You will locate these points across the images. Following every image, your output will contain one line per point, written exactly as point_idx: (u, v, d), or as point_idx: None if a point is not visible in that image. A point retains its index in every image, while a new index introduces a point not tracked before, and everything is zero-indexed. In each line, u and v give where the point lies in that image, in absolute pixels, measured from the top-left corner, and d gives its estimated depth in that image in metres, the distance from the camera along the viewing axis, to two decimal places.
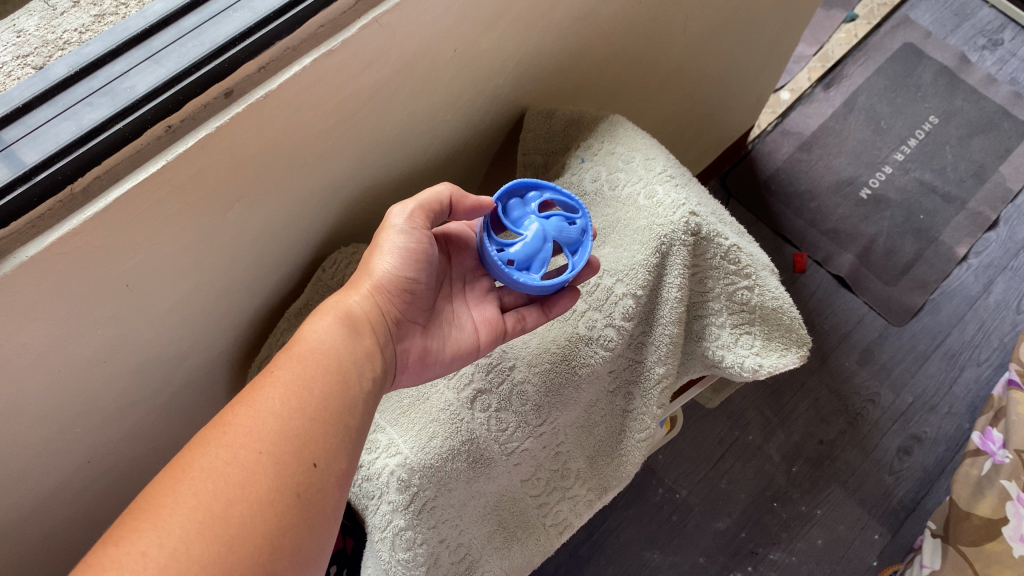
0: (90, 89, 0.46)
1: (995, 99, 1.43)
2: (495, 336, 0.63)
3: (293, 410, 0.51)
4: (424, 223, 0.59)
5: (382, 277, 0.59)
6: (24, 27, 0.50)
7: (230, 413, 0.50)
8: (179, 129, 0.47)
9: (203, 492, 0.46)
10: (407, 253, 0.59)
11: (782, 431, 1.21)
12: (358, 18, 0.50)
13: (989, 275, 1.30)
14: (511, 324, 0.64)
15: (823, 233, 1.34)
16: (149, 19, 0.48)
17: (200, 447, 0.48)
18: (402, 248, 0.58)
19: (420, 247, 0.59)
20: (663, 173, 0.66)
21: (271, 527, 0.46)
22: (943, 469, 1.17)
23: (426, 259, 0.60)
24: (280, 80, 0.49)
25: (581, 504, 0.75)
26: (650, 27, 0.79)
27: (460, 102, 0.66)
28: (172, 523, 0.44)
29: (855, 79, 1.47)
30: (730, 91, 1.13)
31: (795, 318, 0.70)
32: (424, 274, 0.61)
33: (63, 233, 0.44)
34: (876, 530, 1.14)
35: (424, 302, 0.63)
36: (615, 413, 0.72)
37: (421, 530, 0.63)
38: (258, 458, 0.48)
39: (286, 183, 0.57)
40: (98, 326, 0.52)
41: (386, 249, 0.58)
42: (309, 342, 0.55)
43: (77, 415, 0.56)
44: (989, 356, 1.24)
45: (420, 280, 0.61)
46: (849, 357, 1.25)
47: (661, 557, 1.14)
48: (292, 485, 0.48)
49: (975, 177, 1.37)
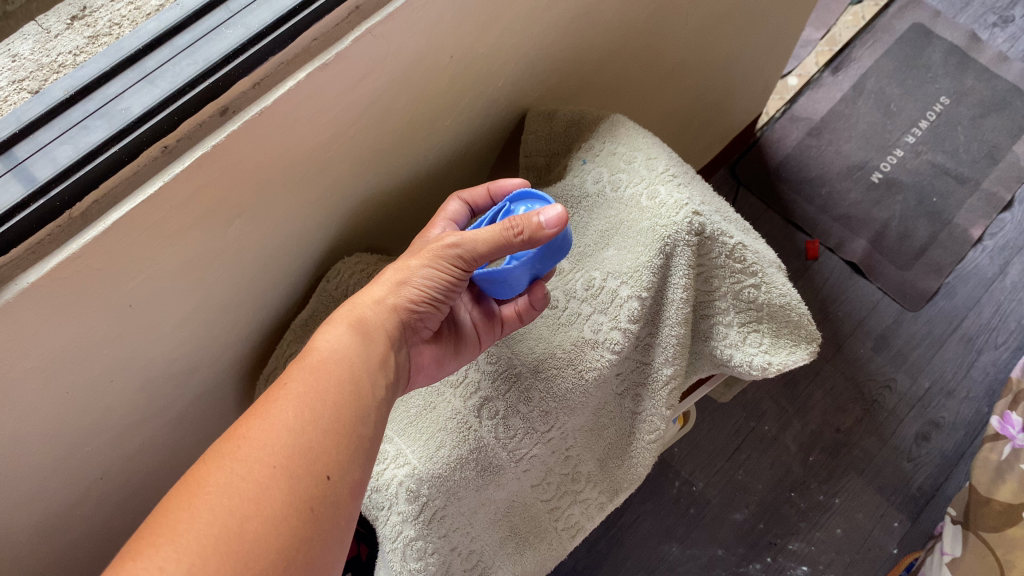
0: (86, 111, 0.45)
1: (1007, 77, 1.40)
2: (496, 331, 0.64)
3: (306, 422, 0.50)
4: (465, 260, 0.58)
5: (405, 291, 0.58)
6: (18, 51, 0.50)
7: (244, 426, 0.50)
8: (175, 148, 0.47)
9: (217, 507, 0.45)
10: (439, 278, 0.58)
11: (797, 421, 1.20)
12: (350, 31, 0.50)
13: (1005, 256, 1.27)
14: (509, 317, 0.64)
15: (834, 219, 1.33)
16: (143, 38, 0.48)
17: (215, 462, 0.48)
18: (436, 275, 0.58)
19: (453, 275, 0.58)
20: (665, 172, 0.65)
21: (285, 540, 0.46)
22: (962, 454, 1.15)
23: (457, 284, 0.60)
24: (274, 97, 0.48)
25: (592, 507, 0.75)
26: (650, 22, 0.78)
27: (460, 107, 0.66)
28: (186, 539, 0.44)
29: (864, 62, 1.45)
30: (736, 79, 1.11)
31: (804, 315, 0.69)
32: (450, 293, 0.60)
33: (64, 258, 0.44)
34: (896, 517, 1.13)
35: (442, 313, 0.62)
36: (625, 415, 0.72)
37: (432, 539, 0.63)
38: (271, 471, 0.47)
39: (288, 197, 0.57)
40: (104, 345, 0.52)
41: (421, 269, 0.58)
42: (322, 353, 0.55)
43: (87, 433, 0.56)
44: (1007, 338, 1.21)
45: (444, 297, 0.60)
46: (864, 344, 1.24)
47: (679, 550, 1.14)
48: (305, 498, 0.48)
49: (988, 157, 1.34)
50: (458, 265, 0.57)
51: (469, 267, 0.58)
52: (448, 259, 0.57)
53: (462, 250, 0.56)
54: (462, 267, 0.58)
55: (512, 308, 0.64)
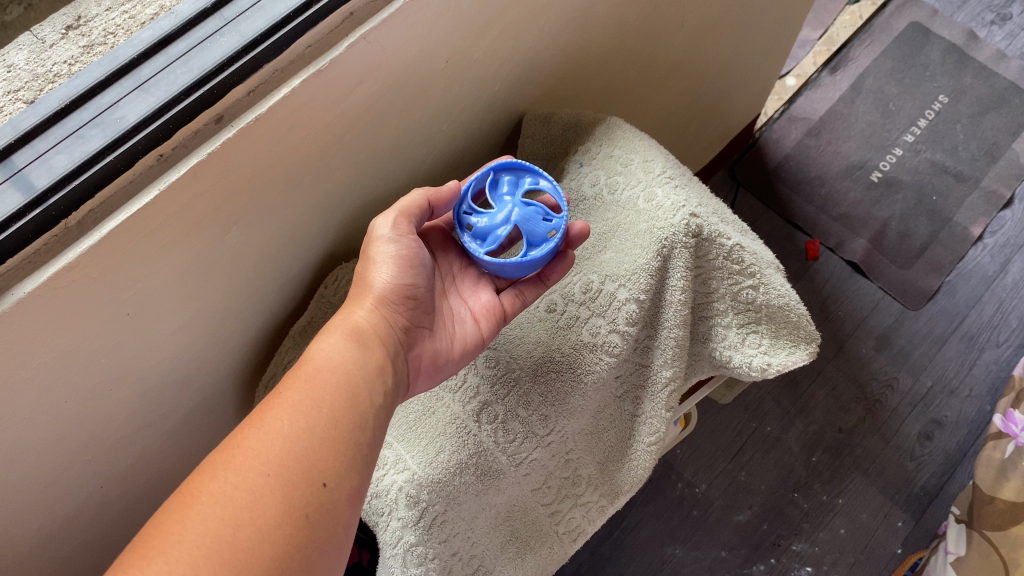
0: (82, 120, 0.45)
1: (1005, 74, 1.40)
2: (499, 320, 0.63)
3: (301, 430, 0.50)
4: (410, 229, 0.59)
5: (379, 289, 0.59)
6: (13, 62, 0.50)
7: (239, 436, 0.50)
8: (171, 157, 0.47)
9: (211, 517, 0.45)
10: (401, 259, 0.59)
11: (800, 421, 1.19)
12: (344, 37, 0.50)
13: (1005, 254, 1.27)
14: (509, 303, 0.64)
15: (834, 218, 1.32)
16: (137, 47, 0.48)
17: (210, 472, 0.48)
18: (395, 256, 0.59)
19: (411, 252, 0.59)
20: (662, 174, 0.65)
21: (279, 549, 0.45)
22: (965, 452, 1.15)
23: (419, 262, 0.60)
24: (268, 105, 0.48)
25: (593, 511, 0.75)
26: (647, 24, 0.78)
27: (456, 112, 0.66)
28: (179, 551, 0.44)
29: (862, 61, 1.45)
30: (734, 79, 1.11)
31: (802, 315, 0.69)
32: (419, 279, 0.61)
33: (61, 267, 0.44)
34: (900, 517, 1.13)
35: (425, 308, 0.62)
36: (625, 418, 0.72)
37: (432, 544, 0.63)
38: (265, 480, 0.47)
39: (284, 205, 0.57)
40: (102, 355, 0.52)
41: (376, 260, 0.59)
42: (318, 361, 0.55)
43: (85, 443, 0.56)
44: (1009, 336, 1.21)
45: (415, 284, 0.60)
46: (866, 344, 1.24)
47: (682, 552, 1.13)
48: (300, 506, 0.47)
49: (988, 155, 1.34)
50: (401, 241, 0.59)
51: (410, 234, 0.59)
52: (388, 240, 0.58)
53: (392, 228, 0.58)
54: (407, 241, 0.59)
55: (511, 295, 0.64)
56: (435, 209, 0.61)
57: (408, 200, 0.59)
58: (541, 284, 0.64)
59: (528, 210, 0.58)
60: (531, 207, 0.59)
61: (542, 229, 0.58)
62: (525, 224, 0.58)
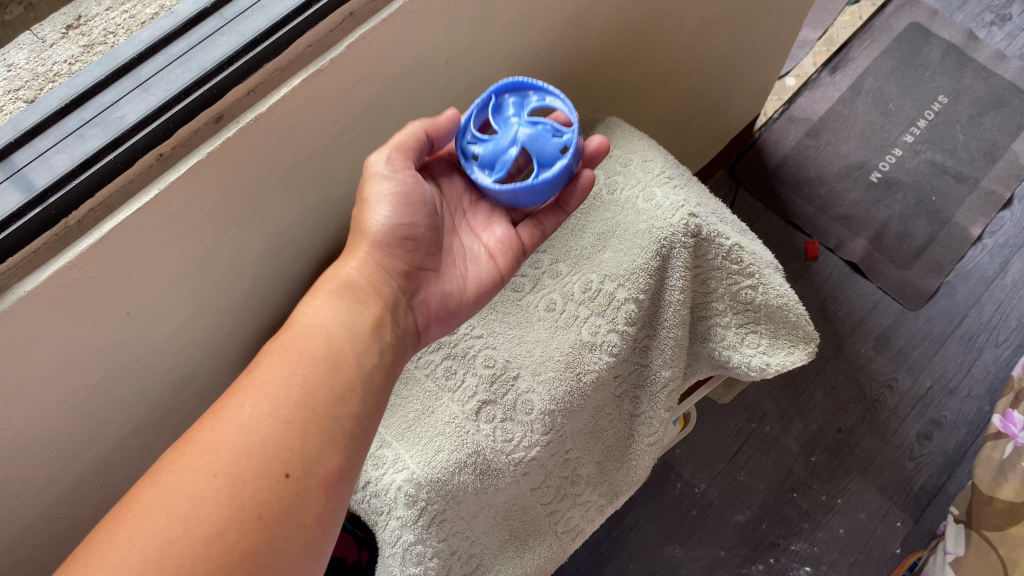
0: (82, 120, 0.45)
1: (1005, 75, 1.40)
2: (516, 255, 0.64)
3: (258, 421, 0.49)
4: (406, 164, 0.56)
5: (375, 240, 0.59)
6: (14, 61, 0.50)
7: (194, 431, 0.49)
8: (171, 156, 0.47)
9: (144, 528, 0.44)
10: (399, 199, 0.57)
11: (799, 421, 1.19)
12: (344, 37, 0.50)
13: (1005, 255, 1.27)
14: (525, 237, 0.64)
15: (834, 219, 1.33)
16: (138, 47, 0.48)
17: (155, 475, 0.47)
18: (392, 195, 0.57)
19: (410, 190, 0.57)
20: (662, 174, 0.66)
21: (224, 554, 0.44)
22: (964, 452, 1.15)
23: (419, 201, 0.58)
24: (268, 105, 0.48)
25: (592, 510, 0.75)
26: (647, 24, 0.78)
27: (456, 112, 0.66)
28: (110, 565, 0.43)
29: (862, 62, 1.45)
30: (733, 79, 1.11)
31: (801, 315, 0.70)
32: (419, 219, 0.59)
33: (62, 266, 0.44)
34: (899, 517, 1.13)
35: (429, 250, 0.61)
36: (623, 417, 0.73)
37: (432, 543, 0.63)
38: (211, 480, 0.46)
39: (284, 204, 0.57)
40: (101, 354, 0.52)
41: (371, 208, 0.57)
42: (304, 325, 0.55)
43: (84, 442, 0.57)
44: (1008, 337, 1.21)
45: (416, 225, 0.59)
46: (865, 344, 1.24)
47: (681, 551, 1.13)
48: (249, 505, 0.46)
49: (987, 156, 1.34)
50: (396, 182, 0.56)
51: (410, 168, 0.57)
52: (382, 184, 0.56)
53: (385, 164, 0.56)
54: (404, 182, 0.57)
55: (529, 226, 0.64)
56: (435, 140, 0.58)
57: (404, 133, 0.56)
58: (560, 211, 0.63)
59: (535, 129, 0.55)
60: (538, 125, 0.56)
61: (552, 145, 0.56)
62: (534, 143, 0.55)
